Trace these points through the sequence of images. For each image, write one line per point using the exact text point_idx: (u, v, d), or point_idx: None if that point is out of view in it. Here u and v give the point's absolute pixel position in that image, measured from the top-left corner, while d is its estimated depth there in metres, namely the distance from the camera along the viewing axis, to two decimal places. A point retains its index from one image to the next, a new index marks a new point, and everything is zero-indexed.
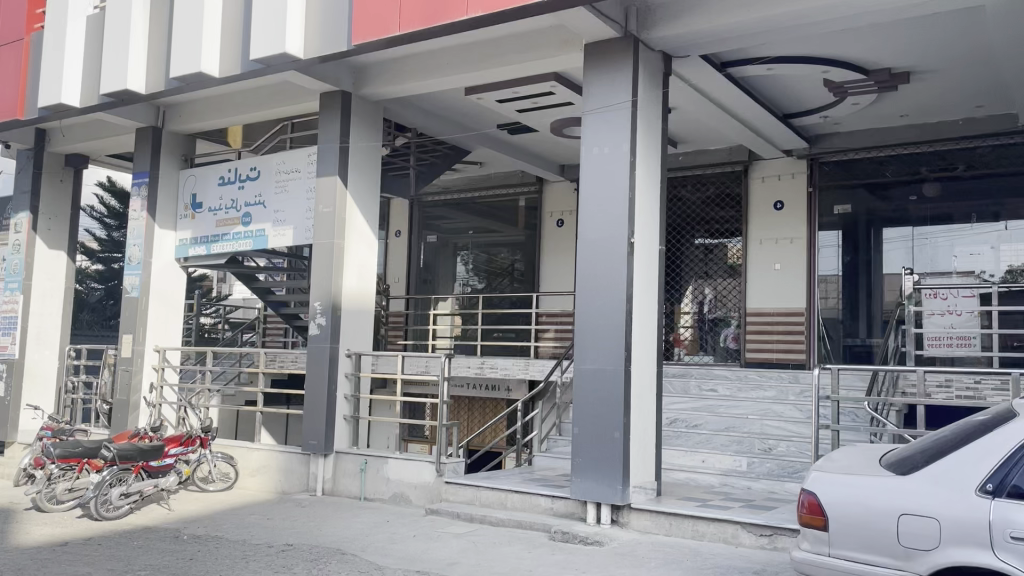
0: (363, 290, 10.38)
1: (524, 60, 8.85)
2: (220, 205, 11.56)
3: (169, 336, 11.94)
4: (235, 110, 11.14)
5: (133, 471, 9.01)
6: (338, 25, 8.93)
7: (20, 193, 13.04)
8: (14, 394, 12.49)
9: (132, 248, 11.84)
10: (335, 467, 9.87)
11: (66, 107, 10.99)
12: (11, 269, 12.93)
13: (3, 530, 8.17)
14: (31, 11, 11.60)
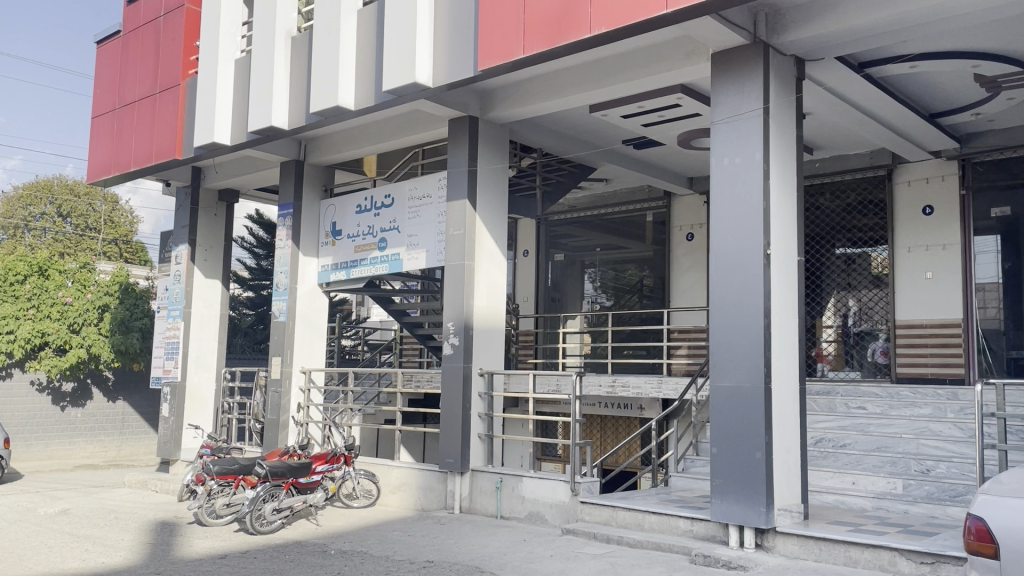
0: (494, 310, 10.53)
1: (650, 73, 8.77)
2: (357, 232, 12.06)
3: (314, 358, 12.53)
4: (370, 140, 11.62)
5: (284, 487, 9.46)
6: (465, 52, 9.15)
7: (180, 227, 14.11)
8: (177, 414, 13.41)
9: (279, 275, 12.53)
10: (472, 485, 10.00)
11: (218, 146, 11.82)
12: (174, 298, 13.94)
13: (170, 542, 8.78)
14: (186, 58, 12.58)
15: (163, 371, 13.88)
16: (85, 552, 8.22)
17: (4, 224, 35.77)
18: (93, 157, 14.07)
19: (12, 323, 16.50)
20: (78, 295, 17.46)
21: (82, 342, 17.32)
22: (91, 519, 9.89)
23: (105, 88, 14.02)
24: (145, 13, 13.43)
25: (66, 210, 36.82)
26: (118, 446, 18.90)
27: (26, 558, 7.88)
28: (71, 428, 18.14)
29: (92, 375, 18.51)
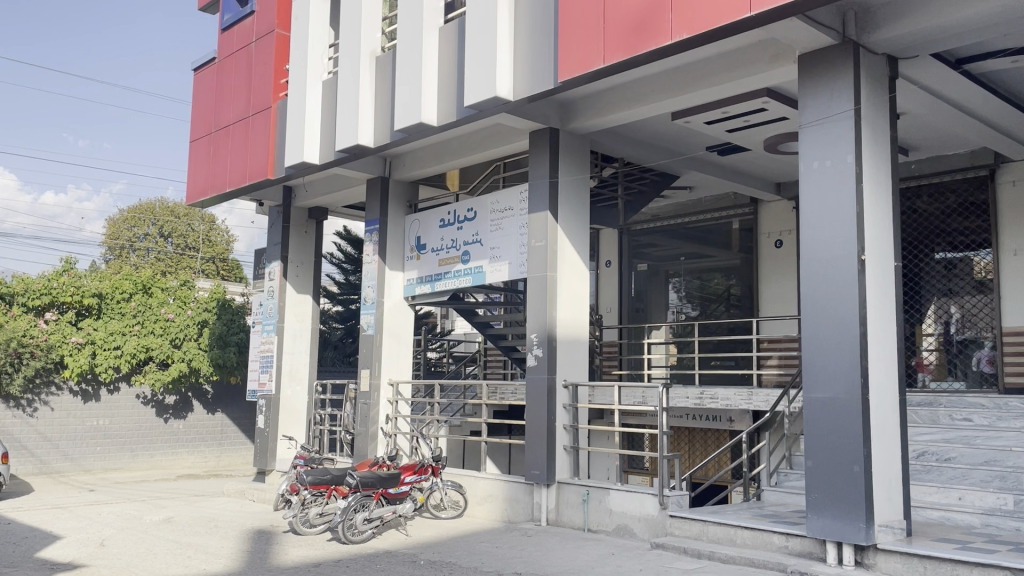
0: (578, 321, 10.49)
1: (734, 78, 8.61)
2: (441, 246, 12.23)
3: (401, 370, 12.74)
4: (453, 155, 11.78)
5: (374, 497, 9.61)
6: (545, 65, 9.19)
7: (273, 245, 14.61)
8: (272, 425, 13.86)
9: (366, 290, 12.82)
10: (558, 497, 9.95)
11: (307, 165, 12.20)
12: (267, 313, 14.43)
13: (266, 551, 9.05)
14: (276, 81, 13.04)
15: (259, 384, 14.37)
16: (188, 559, 8.55)
17: (111, 245, 37.76)
18: (191, 180, 14.73)
19: (119, 339, 17.37)
20: (179, 312, 18.26)
21: (184, 357, 18.14)
22: (193, 527, 10.30)
23: (201, 113, 14.67)
24: (238, 40, 14.01)
25: (167, 231, 38.62)
26: (217, 457, 19.67)
27: (134, 564, 8.25)
28: (174, 439, 18.97)
29: (193, 389, 19.31)
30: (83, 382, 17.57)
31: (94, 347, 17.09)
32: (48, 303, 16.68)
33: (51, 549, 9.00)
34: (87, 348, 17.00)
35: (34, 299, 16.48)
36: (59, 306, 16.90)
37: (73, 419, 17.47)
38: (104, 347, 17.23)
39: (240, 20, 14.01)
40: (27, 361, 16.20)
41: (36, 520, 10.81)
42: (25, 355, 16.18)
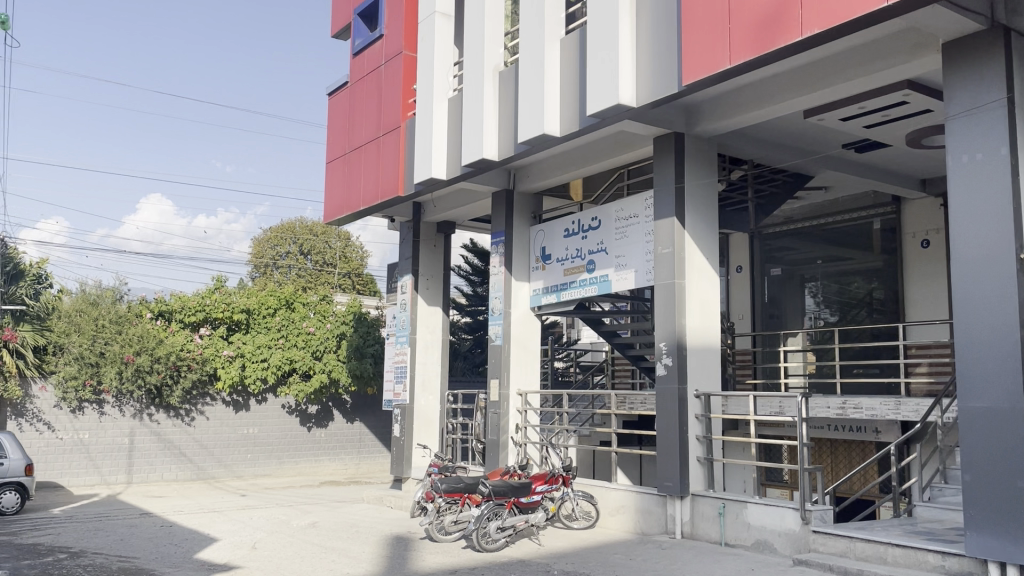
0: (708, 329, 10.24)
1: (871, 71, 8.19)
2: (566, 256, 12.26)
3: (529, 380, 12.82)
4: (577, 165, 11.78)
5: (507, 506, 9.73)
6: (669, 69, 9.06)
7: (404, 259, 15.10)
8: (408, 434, 14.29)
9: (494, 301, 13.02)
10: (693, 509, 9.72)
11: (435, 180, 12.54)
12: (400, 325, 14.92)
13: (404, 556, 9.31)
14: (405, 101, 13.50)
15: (394, 394, 14.87)
16: (332, 562, 8.92)
17: (257, 264, 40.16)
18: (328, 199, 15.47)
19: (266, 352, 18.38)
20: (319, 325, 19.07)
21: (324, 368, 18.97)
22: (336, 532, 10.74)
23: (336, 135, 15.38)
24: (368, 63, 14.60)
25: (306, 249, 40.70)
26: (356, 464, 20.46)
27: (282, 567, 8.68)
28: (317, 446, 19.89)
29: (333, 399, 20.19)
30: (235, 393, 18.73)
31: (243, 360, 18.19)
32: (202, 319, 17.95)
33: (208, 550, 9.62)
34: (237, 360, 18.13)
35: (190, 316, 17.82)
36: (212, 321, 18.14)
37: (226, 427, 18.65)
38: (252, 359, 18.30)
39: (370, 44, 14.61)
40: (185, 374, 17.49)
41: (196, 522, 11.59)
42: (183, 367, 17.47)
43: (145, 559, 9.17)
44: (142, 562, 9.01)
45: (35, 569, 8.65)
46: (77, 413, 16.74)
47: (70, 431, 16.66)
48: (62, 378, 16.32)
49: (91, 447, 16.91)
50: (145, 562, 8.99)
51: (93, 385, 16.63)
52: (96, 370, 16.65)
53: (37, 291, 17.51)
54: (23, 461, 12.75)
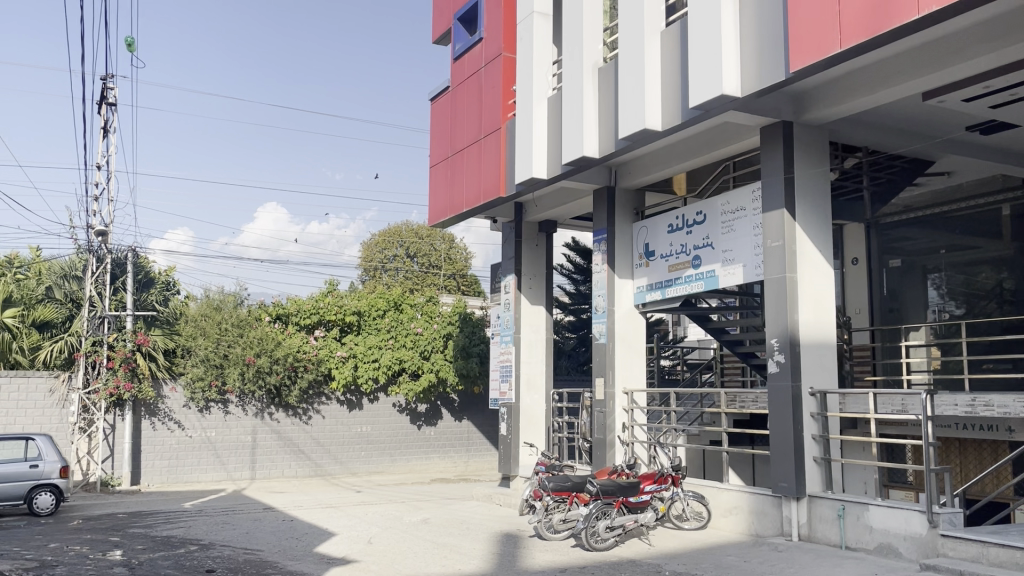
0: (823, 324, 9.87)
1: (997, 49, 7.69)
2: (671, 251, 12.06)
3: (635, 378, 12.68)
4: (681, 159, 11.58)
5: (616, 505, 9.64)
6: (775, 57, 8.77)
7: (507, 259, 15.23)
8: (515, 433, 14.41)
9: (598, 299, 12.94)
10: (811, 511, 9.37)
11: (536, 179, 12.59)
12: (505, 324, 15.06)
13: (514, 554, 9.39)
14: (505, 102, 13.61)
15: (500, 393, 15.03)
16: (443, 558, 9.08)
17: (366, 267, 41.48)
18: (432, 202, 15.77)
19: (376, 352, 18.93)
20: (426, 325, 19.38)
21: (432, 367, 19.32)
22: (447, 528, 10.95)
23: (439, 139, 15.66)
24: (469, 67, 14.79)
25: (412, 251, 41.65)
26: (465, 462, 20.80)
27: (397, 562, 8.91)
28: (427, 444, 20.34)
29: (442, 398, 20.59)
30: (348, 392, 19.38)
31: (355, 360, 18.79)
32: (317, 321, 18.64)
33: (327, 544, 9.98)
34: (349, 361, 18.76)
35: (305, 318, 18.48)
36: (326, 323, 18.81)
37: (341, 426, 19.33)
38: (364, 359, 18.88)
39: (470, 47, 14.80)
40: (301, 374, 18.23)
41: (315, 518, 12.04)
42: (300, 368, 18.22)
43: (268, 552, 9.60)
44: (266, 555, 9.44)
45: (169, 559, 9.20)
46: (204, 412, 17.77)
47: (198, 429, 17.70)
48: (190, 380, 17.34)
49: (217, 444, 17.91)
50: (269, 555, 9.41)
51: (218, 386, 17.56)
52: (220, 371, 17.57)
53: (166, 297, 18.62)
54: (56, 463, 12.95)
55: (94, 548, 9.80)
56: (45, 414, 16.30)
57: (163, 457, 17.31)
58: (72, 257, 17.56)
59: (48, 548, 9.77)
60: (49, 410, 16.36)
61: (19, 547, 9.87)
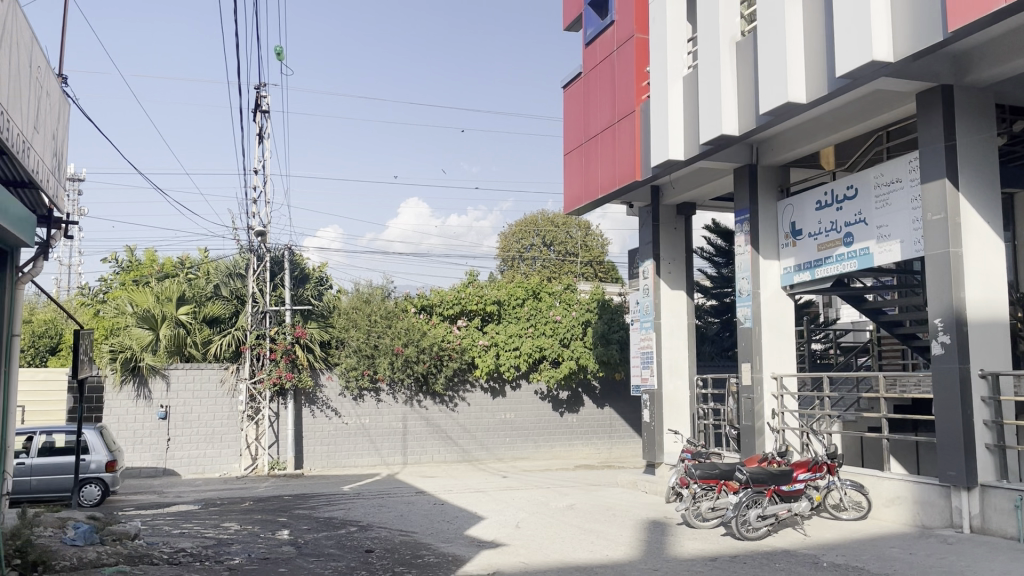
0: (993, 302, 9.13)
1: None
2: (820, 229, 11.51)
3: (784, 363, 12.19)
4: (828, 131, 11.00)
5: (767, 494, 9.31)
6: (931, 17, 8.17)
7: (645, 244, 15.02)
8: (658, 420, 14.21)
9: (742, 282, 12.53)
10: (984, 502, 8.71)
11: (674, 161, 12.33)
12: (644, 310, 14.87)
13: (663, 541, 9.29)
14: (638, 84, 13.39)
15: (641, 379, 14.86)
16: (591, 544, 9.12)
17: (504, 257, 42.22)
18: (568, 189, 15.79)
19: (517, 340, 19.21)
20: (565, 313, 19.41)
21: (572, 355, 19.33)
22: (593, 514, 10.99)
23: (573, 126, 15.64)
24: (601, 51, 14.66)
25: (549, 240, 41.96)
26: (609, 448, 20.76)
27: (546, 546, 9.02)
28: (570, 431, 20.45)
29: (583, 385, 20.60)
30: (491, 380, 19.78)
31: (497, 348, 19.17)
32: (459, 311, 19.13)
33: (477, 528, 10.25)
34: (491, 350, 19.14)
35: (448, 308, 19.02)
36: (468, 313, 19.26)
37: (486, 413, 19.76)
38: (505, 347, 19.20)
39: (601, 32, 14.65)
40: (446, 363, 18.79)
41: (464, 502, 12.38)
42: (445, 357, 18.79)
43: (422, 534, 9.98)
44: (420, 537, 9.82)
45: (332, 539, 9.75)
46: (358, 400, 18.72)
47: (353, 416, 18.67)
48: (345, 369, 18.30)
49: (371, 431, 18.81)
50: (422, 537, 9.76)
51: (370, 375, 18.41)
52: (372, 361, 18.40)
53: (320, 292, 19.64)
54: (104, 457, 13.25)
55: (265, 528, 10.53)
56: (217, 403, 17.64)
57: (322, 443, 18.37)
58: (235, 257, 18.83)
59: (225, 527, 10.59)
60: (220, 400, 17.67)
61: (200, 525, 10.74)
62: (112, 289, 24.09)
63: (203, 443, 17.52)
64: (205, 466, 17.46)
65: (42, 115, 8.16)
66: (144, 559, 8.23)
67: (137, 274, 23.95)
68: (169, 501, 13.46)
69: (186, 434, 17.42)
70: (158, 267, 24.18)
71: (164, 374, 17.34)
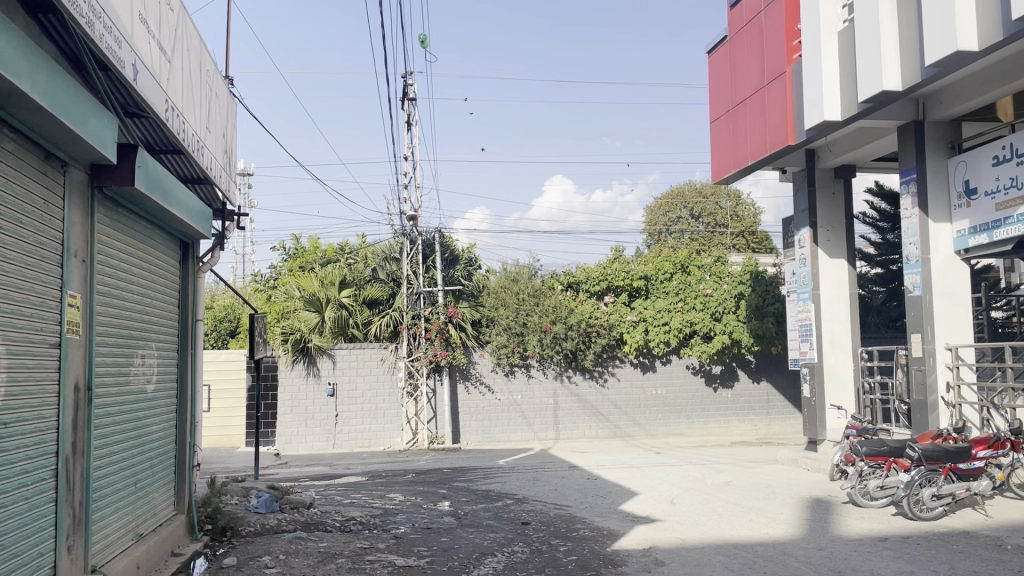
0: None
1: None
2: (998, 187, 10.57)
3: (960, 333, 11.35)
4: (1003, 81, 10.06)
5: (942, 472, 8.72)
6: None
7: (800, 211, 14.37)
8: (819, 395, 13.64)
9: (909, 247, 11.75)
10: None
11: (830, 122, 11.67)
12: (802, 281, 14.24)
13: (827, 520, 8.92)
14: (789, 43, 12.74)
15: (800, 353, 14.28)
16: (750, 522, 8.90)
17: (651, 232, 41.72)
18: (716, 158, 15.34)
19: (666, 316, 18.94)
20: (716, 286, 18.86)
21: (724, 329, 18.78)
22: (751, 491, 10.72)
23: (719, 93, 15.16)
24: (748, 12, 14.04)
25: (697, 211, 40.98)
26: (766, 425, 20.15)
27: (702, 523, 8.89)
28: (725, 407, 19.97)
29: (737, 359, 20.03)
30: (641, 355, 19.62)
31: (646, 324, 19.00)
32: (605, 288, 19.05)
33: (631, 503, 10.25)
34: (640, 325, 19.00)
35: (594, 285, 18.97)
36: (614, 289, 19.18)
37: (636, 388, 19.65)
38: (654, 323, 19.00)
39: None
40: (595, 339, 18.84)
41: (618, 477, 12.42)
42: (593, 333, 18.84)
43: (577, 508, 10.10)
44: (575, 510, 9.94)
45: (490, 511, 10.06)
46: (509, 376, 19.15)
47: (505, 392, 19.12)
48: (496, 347, 18.74)
49: (524, 406, 19.20)
50: (577, 511, 9.88)
51: (520, 352, 18.75)
52: (522, 338, 18.73)
53: (469, 272, 20.18)
54: None
55: (427, 499, 11.02)
56: (379, 379, 18.59)
57: (478, 418, 18.95)
58: (390, 241, 19.63)
59: (390, 497, 11.18)
60: (382, 377, 18.61)
61: (368, 495, 11.39)
62: (281, 275, 25.80)
63: (367, 418, 18.53)
64: (370, 440, 18.47)
65: (213, 116, 8.84)
66: (319, 526, 8.83)
67: (303, 260, 25.52)
68: (339, 472, 14.38)
69: (352, 410, 18.48)
70: (321, 253, 25.64)
71: (330, 354, 18.43)
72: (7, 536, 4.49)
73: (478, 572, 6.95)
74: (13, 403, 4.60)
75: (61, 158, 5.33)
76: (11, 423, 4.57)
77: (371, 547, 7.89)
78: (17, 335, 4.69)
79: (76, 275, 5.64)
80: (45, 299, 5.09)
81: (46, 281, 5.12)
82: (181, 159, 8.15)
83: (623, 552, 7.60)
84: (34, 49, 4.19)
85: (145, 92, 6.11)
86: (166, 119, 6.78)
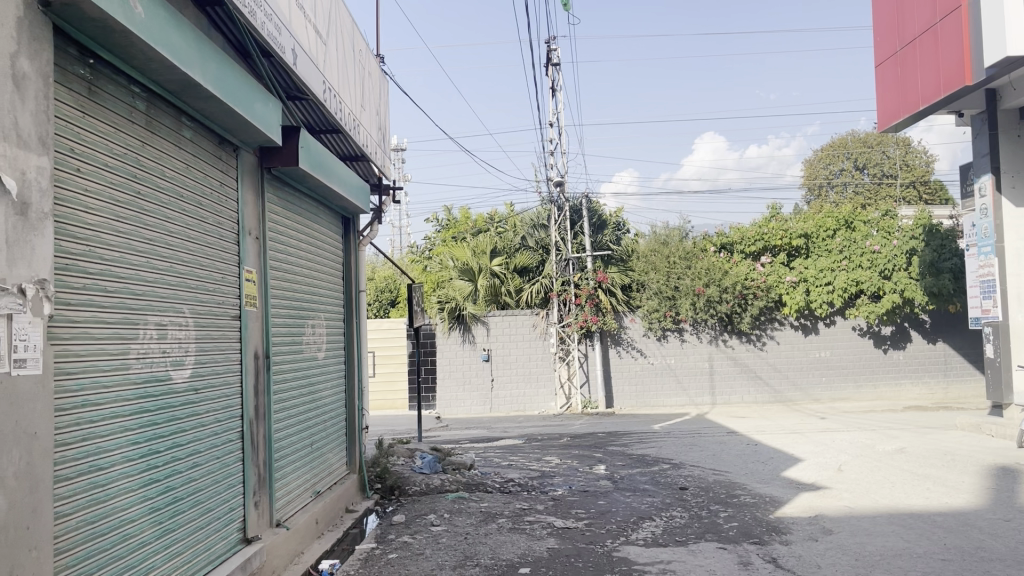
0: None
1: None
2: None
3: None
4: None
5: None
6: None
7: (980, 157, 13.18)
8: (1004, 355, 12.58)
9: None
10: None
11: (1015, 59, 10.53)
12: (983, 233, 13.11)
13: (1013, 489, 8.25)
14: None
15: (982, 311, 13.23)
16: (927, 490, 8.36)
17: (812, 186, 39.91)
18: (883, 105, 14.32)
19: (829, 275, 17.97)
20: (884, 243, 17.61)
21: (895, 287, 17.44)
22: (928, 458, 10.05)
23: (886, 34, 14.09)
24: None
25: (861, 162, 38.58)
26: (944, 388, 18.83)
27: (872, 491, 8.45)
28: (896, 370, 18.82)
29: (910, 319, 18.79)
30: (802, 317, 18.82)
31: (807, 285, 18.18)
32: (762, 248, 18.41)
33: (795, 469, 9.90)
34: (801, 286, 18.18)
35: (750, 245, 18.41)
36: (772, 249, 18.48)
37: (798, 351, 18.87)
38: (816, 283, 18.12)
39: None
40: (752, 301, 18.25)
41: (780, 443, 12.02)
42: (750, 295, 18.24)
43: (736, 474, 9.88)
44: (735, 476, 9.73)
45: (646, 475, 10.03)
46: (662, 340, 18.93)
47: (658, 357, 18.93)
48: (647, 311, 18.56)
49: (678, 371, 18.93)
50: (738, 477, 9.67)
51: (673, 316, 18.48)
52: (673, 302, 18.45)
53: (618, 236, 20.05)
54: None
55: (584, 462, 11.14)
56: (531, 345, 18.93)
57: (631, 383, 18.89)
58: (539, 208, 19.80)
59: (547, 460, 11.39)
60: (534, 342, 18.93)
61: (526, 458, 11.65)
62: (436, 246, 26.64)
63: (521, 382, 18.92)
64: (526, 403, 18.86)
65: (367, 93, 9.17)
66: (480, 487, 9.14)
67: (455, 230, 26.20)
68: (497, 435, 14.81)
69: (507, 374, 18.92)
70: (472, 222, 26.24)
71: (484, 321, 18.92)
72: (202, 491, 4.94)
73: (637, 536, 6.96)
74: (203, 369, 5.03)
75: (233, 143, 5.71)
76: (202, 389, 5.00)
77: (530, 508, 8.09)
78: (203, 307, 5.11)
79: (252, 251, 6.06)
80: (225, 275, 5.51)
81: (226, 257, 5.54)
82: (340, 138, 8.53)
83: (788, 520, 7.37)
84: (206, 42, 4.50)
85: (304, 76, 6.42)
86: (325, 99, 7.12)
